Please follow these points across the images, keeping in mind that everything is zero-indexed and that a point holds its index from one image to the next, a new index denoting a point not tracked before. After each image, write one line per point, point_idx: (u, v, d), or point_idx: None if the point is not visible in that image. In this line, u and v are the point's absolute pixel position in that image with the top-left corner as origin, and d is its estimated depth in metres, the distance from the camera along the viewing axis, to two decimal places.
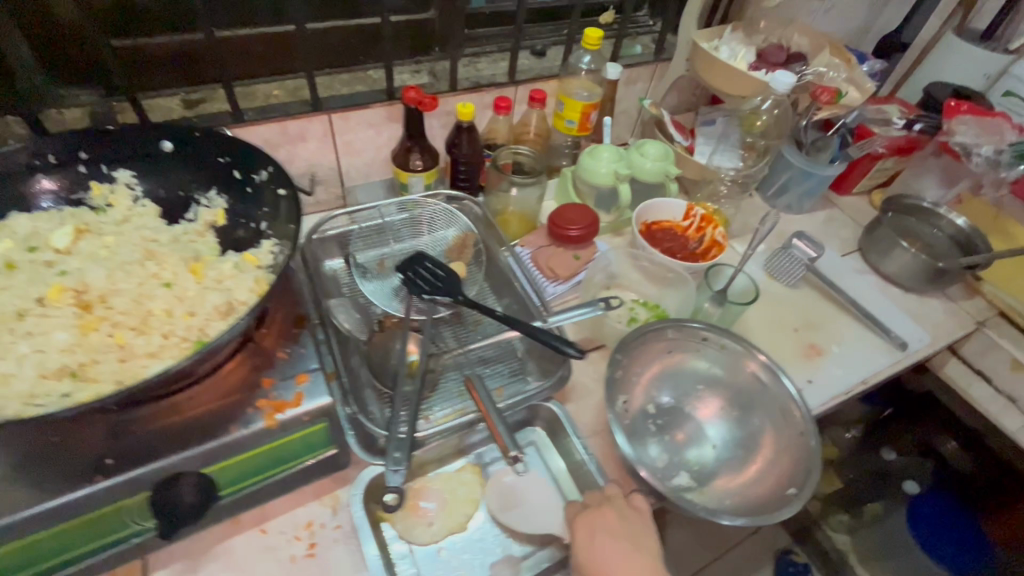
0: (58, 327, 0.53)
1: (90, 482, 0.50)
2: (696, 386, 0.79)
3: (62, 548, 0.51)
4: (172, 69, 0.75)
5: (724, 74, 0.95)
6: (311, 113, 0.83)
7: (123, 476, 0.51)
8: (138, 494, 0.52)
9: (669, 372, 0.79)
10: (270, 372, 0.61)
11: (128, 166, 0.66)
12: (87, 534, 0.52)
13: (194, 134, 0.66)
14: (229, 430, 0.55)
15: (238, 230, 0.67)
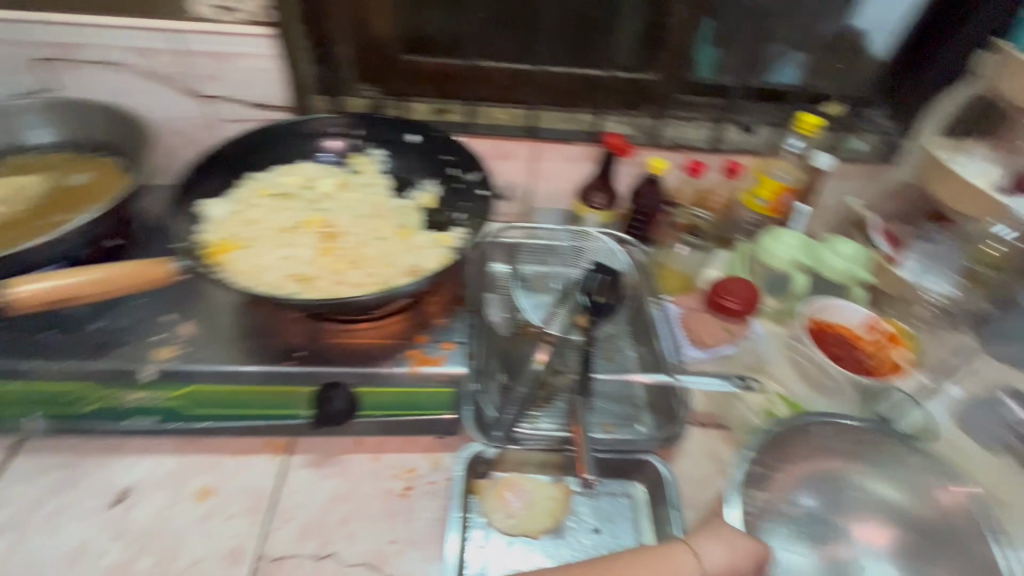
0: (304, 246, 0.68)
1: (287, 363, 0.66)
2: (840, 495, 0.72)
3: (250, 404, 0.67)
4: (435, 84, 0.98)
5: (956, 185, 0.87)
6: (522, 137, 0.98)
7: (306, 367, 0.66)
8: (308, 387, 0.67)
9: (805, 476, 0.72)
10: (427, 331, 0.73)
11: (381, 147, 0.83)
12: (267, 402, 0.67)
13: (434, 134, 0.82)
14: (385, 365, 0.68)
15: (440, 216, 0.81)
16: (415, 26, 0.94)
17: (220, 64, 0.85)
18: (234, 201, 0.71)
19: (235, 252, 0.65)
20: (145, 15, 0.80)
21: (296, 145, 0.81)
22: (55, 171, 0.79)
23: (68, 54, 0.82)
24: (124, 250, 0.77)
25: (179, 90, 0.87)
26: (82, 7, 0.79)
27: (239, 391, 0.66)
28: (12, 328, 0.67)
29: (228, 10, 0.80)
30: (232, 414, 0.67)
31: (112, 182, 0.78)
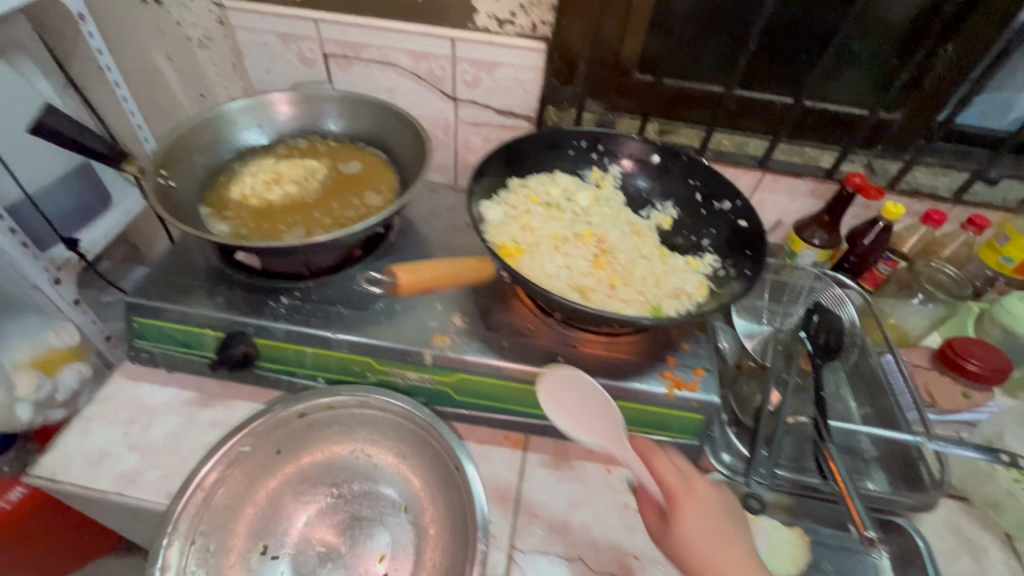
0: (577, 256, 0.71)
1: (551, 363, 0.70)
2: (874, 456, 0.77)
3: (504, 398, 0.72)
4: (659, 104, 0.96)
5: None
6: (755, 168, 0.95)
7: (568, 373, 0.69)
8: None
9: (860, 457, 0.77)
10: (673, 353, 0.73)
11: (622, 163, 0.86)
12: (520, 399, 0.71)
13: (681, 156, 0.83)
14: (639, 381, 0.69)
15: (678, 239, 0.82)
16: (654, 45, 0.91)
17: (482, 72, 0.88)
18: (506, 204, 0.76)
19: (522, 257, 0.69)
20: (425, 22, 0.85)
21: (549, 157, 0.85)
22: (329, 158, 0.86)
23: (351, 51, 0.89)
24: (386, 238, 0.84)
25: (436, 92, 0.92)
26: (375, 11, 0.85)
27: (500, 384, 0.70)
28: (306, 298, 0.73)
29: (502, 23, 0.84)
30: (486, 403, 0.72)
31: (382, 174, 0.85)
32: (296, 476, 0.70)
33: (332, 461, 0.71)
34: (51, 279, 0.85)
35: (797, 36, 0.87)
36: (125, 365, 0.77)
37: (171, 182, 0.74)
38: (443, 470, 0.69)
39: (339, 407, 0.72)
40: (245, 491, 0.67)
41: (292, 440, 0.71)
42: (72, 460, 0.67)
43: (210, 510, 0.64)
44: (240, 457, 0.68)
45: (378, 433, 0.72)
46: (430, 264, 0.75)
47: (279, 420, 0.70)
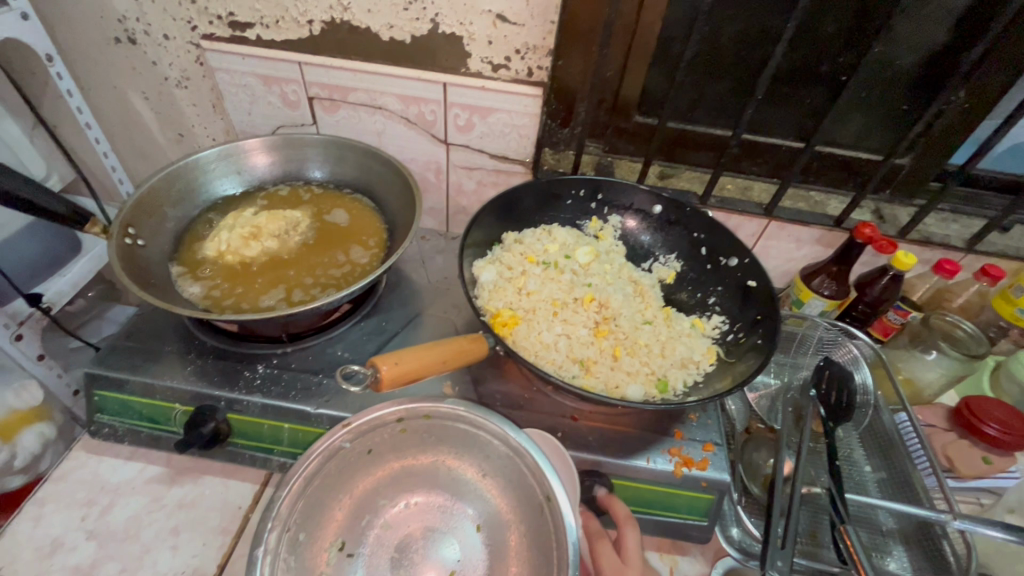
0: (580, 324, 0.69)
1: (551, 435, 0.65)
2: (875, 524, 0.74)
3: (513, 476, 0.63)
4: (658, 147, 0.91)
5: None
6: (761, 216, 0.90)
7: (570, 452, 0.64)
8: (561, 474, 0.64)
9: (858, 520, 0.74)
10: (680, 426, 0.68)
11: (622, 214, 0.82)
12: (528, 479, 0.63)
13: (685, 209, 0.78)
14: (643, 459, 0.64)
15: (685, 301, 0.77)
16: (654, 87, 0.86)
17: (475, 116, 0.84)
18: (500, 264, 0.73)
19: (517, 326, 0.67)
20: (415, 66, 0.80)
21: (544, 210, 0.82)
22: (312, 207, 0.81)
23: (337, 94, 0.84)
24: (372, 294, 0.78)
25: (427, 135, 0.88)
26: (362, 53, 0.80)
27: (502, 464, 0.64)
28: (284, 367, 0.68)
29: (497, 67, 0.79)
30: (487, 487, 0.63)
31: (368, 224, 0.80)
32: (379, 484, 0.62)
33: (418, 472, 0.63)
34: (12, 335, 0.78)
35: (806, 82, 0.82)
36: (86, 437, 0.71)
37: (138, 241, 0.69)
38: (527, 500, 0.60)
39: (435, 417, 0.62)
40: (332, 489, 0.60)
41: (386, 447, 0.63)
42: (21, 552, 0.61)
43: (301, 507, 0.57)
44: (341, 453, 0.60)
45: (465, 450, 0.63)
46: (416, 348, 0.59)
47: (380, 422, 0.61)
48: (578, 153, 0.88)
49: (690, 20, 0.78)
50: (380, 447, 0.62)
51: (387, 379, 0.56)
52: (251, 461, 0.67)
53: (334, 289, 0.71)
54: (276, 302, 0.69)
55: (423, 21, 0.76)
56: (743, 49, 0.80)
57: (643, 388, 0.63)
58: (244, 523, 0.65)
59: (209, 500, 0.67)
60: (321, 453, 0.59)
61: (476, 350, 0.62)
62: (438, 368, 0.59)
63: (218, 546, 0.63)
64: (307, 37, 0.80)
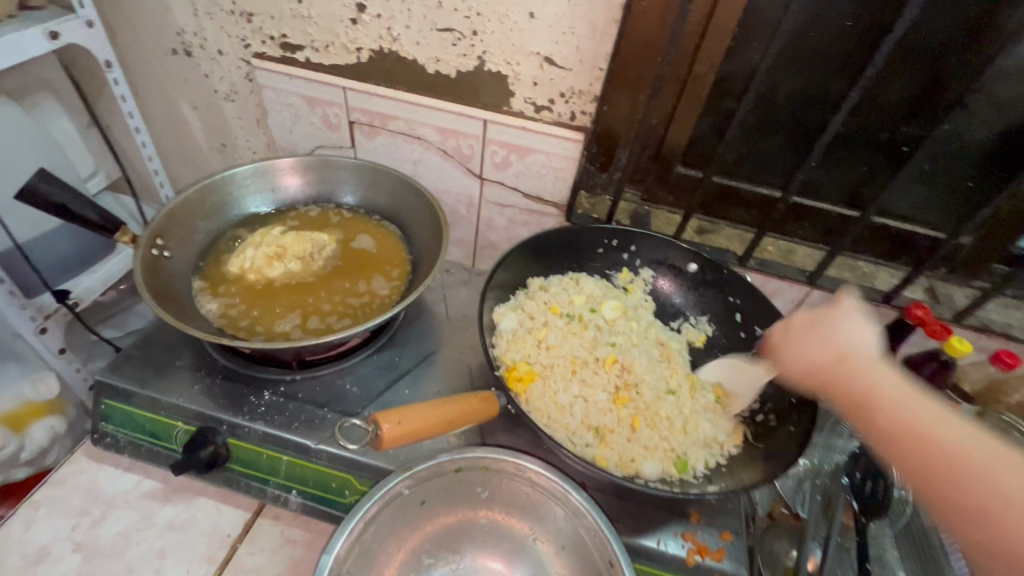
0: (597, 385, 0.65)
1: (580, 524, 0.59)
2: None
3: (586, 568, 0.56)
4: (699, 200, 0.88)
5: (825, 364, 0.51)
6: (802, 283, 0.85)
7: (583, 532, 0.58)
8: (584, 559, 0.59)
9: None
10: (698, 506, 0.63)
11: (655, 269, 0.79)
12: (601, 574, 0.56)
13: (723, 271, 0.74)
14: (653, 540, 0.60)
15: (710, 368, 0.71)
16: (700, 140, 0.83)
17: (513, 155, 0.82)
18: (522, 312, 0.71)
19: (532, 383, 0.64)
20: (458, 100, 0.80)
21: (574, 256, 0.79)
22: (339, 231, 0.80)
23: (378, 121, 0.84)
24: (389, 326, 0.76)
25: (462, 168, 0.86)
26: (406, 83, 0.80)
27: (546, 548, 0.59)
28: (290, 396, 0.66)
29: (539, 108, 0.78)
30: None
31: (393, 254, 0.79)
32: (428, 536, 0.59)
33: (464, 526, 0.60)
34: (37, 328, 0.79)
35: (863, 149, 0.77)
36: (89, 442, 0.70)
37: (165, 253, 0.69)
38: (585, 563, 0.56)
39: (491, 470, 0.59)
40: (383, 539, 0.57)
41: (438, 497, 0.59)
42: (9, 557, 0.60)
43: (354, 558, 0.53)
44: (398, 500, 0.57)
45: (517, 505, 0.60)
46: (422, 406, 0.56)
47: (438, 470, 0.58)
48: (616, 199, 0.85)
49: (744, 76, 0.75)
50: (432, 498, 0.59)
51: (389, 438, 0.53)
52: (246, 490, 0.65)
53: (351, 319, 0.70)
54: (291, 328, 0.68)
55: (470, 57, 0.76)
56: (798, 110, 0.76)
57: (659, 466, 0.59)
58: (231, 553, 0.63)
59: (199, 523, 0.65)
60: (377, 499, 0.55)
61: (483, 409, 0.59)
62: (444, 429, 0.56)
63: (202, 575, 0.61)
64: (354, 64, 0.80)
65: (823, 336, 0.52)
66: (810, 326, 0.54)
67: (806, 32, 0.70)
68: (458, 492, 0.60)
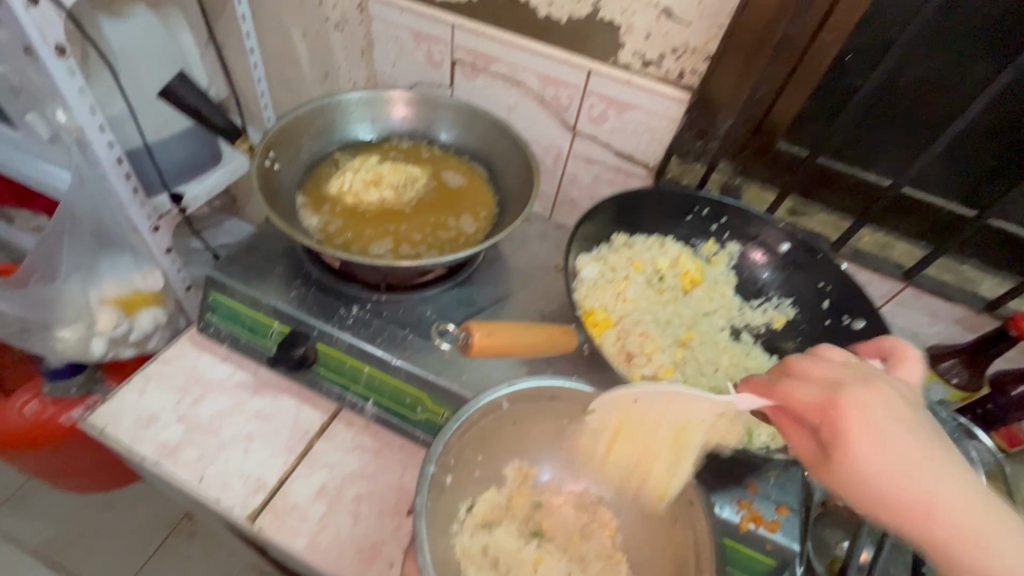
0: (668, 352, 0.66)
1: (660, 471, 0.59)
2: None
3: (657, 536, 0.59)
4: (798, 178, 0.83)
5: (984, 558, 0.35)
6: (897, 280, 0.80)
7: None
8: (649, 508, 0.60)
9: None
10: (757, 478, 0.64)
11: (743, 243, 0.77)
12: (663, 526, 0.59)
13: (817, 254, 0.72)
14: (710, 501, 0.62)
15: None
16: (809, 114, 0.78)
17: (611, 109, 0.81)
18: (604, 263, 0.71)
19: (607, 330, 0.66)
20: (564, 48, 0.79)
21: (661, 220, 0.79)
22: (430, 167, 0.83)
23: (480, 62, 0.85)
24: (468, 264, 0.79)
25: (556, 119, 0.86)
26: (514, 26, 0.80)
27: (619, 485, 0.63)
28: (375, 314, 0.70)
29: (647, 63, 0.76)
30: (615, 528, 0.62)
31: (481, 196, 0.80)
32: (513, 455, 0.64)
33: (543, 446, 0.65)
34: (151, 226, 0.87)
35: (998, 143, 0.71)
36: (193, 330, 0.78)
37: (275, 165, 0.74)
38: (659, 505, 0.59)
39: (584, 403, 0.61)
40: (474, 447, 0.60)
41: (528, 420, 0.63)
42: (123, 417, 0.68)
43: (454, 452, 0.57)
44: (496, 412, 0.60)
45: (598, 448, 0.63)
46: (510, 326, 0.59)
47: (538, 394, 0.61)
48: (709, 169, 0.82)
49: (876, 50, 0.70)
50: (523, 420, 0.63)
51: (478, 345, 0.56)
52: (327, 393, 0.71)
53: (437, 251, 0.73)
54: (384, 252, 0.72)
55: (584, 3, 0.74)
56: (930, 91, 0.70)
57: (726, 434, 0.59)
58: (308, 447, 0.69)
59: (283, 416, 0.71)
60: (479, 402, 0.58)
61: (566, 340, 0.61)
62: (526, 350, 0.58)
63: (282, 461, 0.67)
64: (466, 1, 0.80)
65: (896, 445, 0.38)
66: (862, 425, 0.39)
67: (956, 2, 0.64)
68: (546, 415, 0.63)
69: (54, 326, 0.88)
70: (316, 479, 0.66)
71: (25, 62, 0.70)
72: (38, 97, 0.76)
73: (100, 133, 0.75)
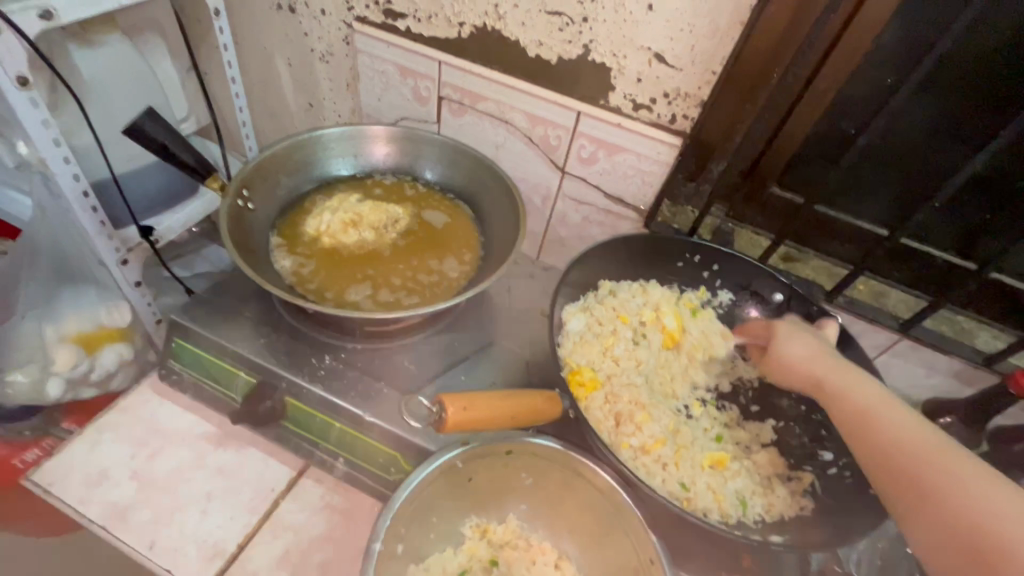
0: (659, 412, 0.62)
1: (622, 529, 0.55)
2: None
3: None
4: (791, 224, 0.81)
5: (952, 464, 0.47)
6: (893, 331, 0.78)
7: (614, 542, 0.56)
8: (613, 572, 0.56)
9: None
10: (751, 548, 0.61)
11: (734, 292, 0.74)
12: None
13: (810, 307, 0.69)
14: (697, 574, 0.59)
15: (792, 438, 0.64)
16: (803, 160, 0.76)
17: (601, 151, 0.79)
18: (591, 315, 0.69)
19: (594, 392, 0.62)
20: (554, 89, 0.77)
21: (650, 266, 0.76)
22: (413, 205, 0.80)
23: (468, 99, 0.83)
24: (450, 309, 0.75)
25: (545, 159, 0.84)
26: (504, 64, 0.78)
27: (578, 539, 0.59)
28: (349, 364, 0.66)
29: (638, 106, 0.74)
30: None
31: (464, 236, 0.77)
32: (469, 510, 0.60)
33: (500, 500, 0.61)
34: (119, 259, 0.82)
35: (991, 196, 0.69)
36: (155, 376, 0.73)
37: (248, 204, 0.70)
38: (621, 565, 0.56)
39: (541, 455, 0.58)
40: (428, 510, 0.56)
41: (484, 475, 0.59)
42: (71, 474, 0.63)
43: (406, 518, 0.53)
44: (450, 472, 0.56)
45: (558, 499, 0.60)
46: (488, 397, 0.55)
47: (493, 448, 0.57)
48: (701, 214, 0.80)
49: (871, 100, 0.69)
50: (477, 478, 0.59)
51: (452, 422, 0.51)
52: (295, 449, 0.66)
53: (418, 297, 0.70)
54: (361, 298, 0.68)
55: (576, 45, 0.73)
56: (923, 144, 0.69)
57: (719, 507, 0.55)
58: (273, 507, 0.64)
59: (248, 471, 0.67)
60: (429, 464, 0.54)
61: (550, 409, 0.57)
62: (506, 423, 0.54)
63: (243, 523, 0.62)
64: (454, 38, 0.79)
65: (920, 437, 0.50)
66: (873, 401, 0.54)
67: (953, 55, 0.62)
68: (500, 468, 0.59)
69: (8, 368, 0.81)
70: (279, 544, 0.61)
71: None
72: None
73: (65, 164, 0.71)
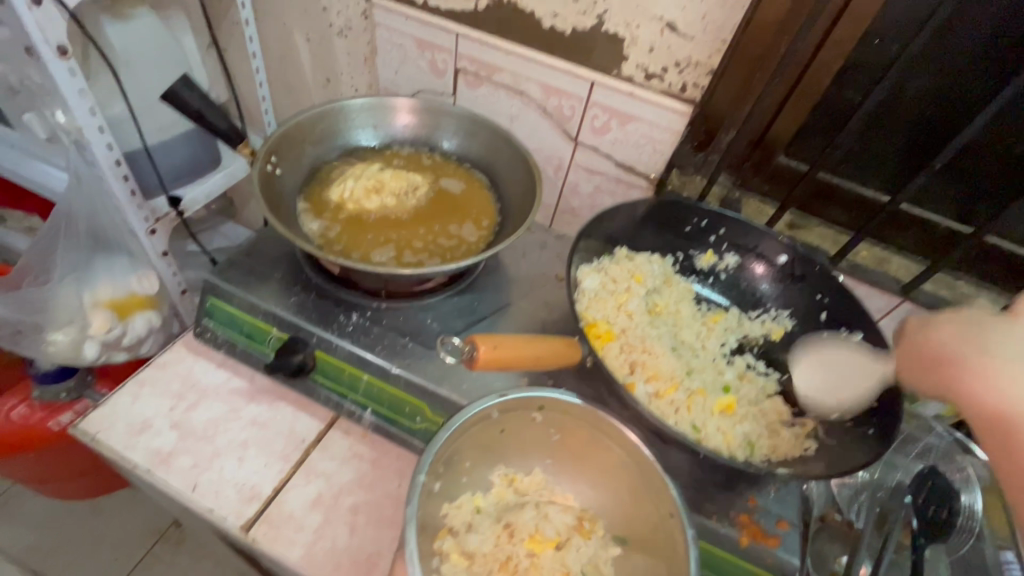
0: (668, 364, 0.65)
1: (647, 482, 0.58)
2: None
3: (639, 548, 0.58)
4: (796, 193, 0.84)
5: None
6: (894, 293, 0.81)
7: (637, 495, 0.59)
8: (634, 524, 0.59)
9: None
10: (756, 492, 0.64)
11: (741, 255, 0.78)
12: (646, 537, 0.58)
13: (814, 266, 0.72)
14: (709, 517, 0.61)
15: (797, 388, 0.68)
16: (809, 128, 0.79)
17: (614, 121, 0.82)
18: (605, 274, 0.72)
19: (609, 342, 0.66)
20: (568, 60, 0.80)
21: (659, 231, 0.79)
22: (431, 174, 0.83)
23: (484, 71, 0.85)
24: (468, 274, 0.78)
25: (559, 130, 0.86)
26: (519, 36, 0.80)
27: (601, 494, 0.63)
28: (375, 321, 0.70)
29: (650, 76, 0.77)
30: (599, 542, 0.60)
31: (482, 203, 0.80)
32: (499, 461, 0.63)
33: (529, 454, 0.64)
34: (148, 229, 0.86)
35: (990, 160, 0.72)
36: (189, 336, 0.77)
37: (276, 170, 0.73)
38: (642, 519, 0.59)
39: (571, 412, 0.61)
40: (461, 455, 0.60)
41: (515, 428, 0.62)
42: (116, 424, 0.67)
43: (443, 460, 0.56)
44: (484, 421, 0.59)
45: (585, 456, 0.63)
46: (516, 339, 0.58)
47: (525, 402, 0.60)
48: (709, 181, 0.83)
49: (876, 67, 0.71)
50: (509, 428, 0.62)
51: (485, 358, 0.55)
52: (324, 401, 0.70)
53: (439, 259, 0.73)
54: (386, 260, 0.72)
55: (590, 15, 0.75)
56: (925, 110, 0.71)
57: (726, 447, 0.59)
58: (305, 456, 0.68)
59: (279, 424, 0.70)
60: (467, 411, 0.57)
61: (571, 353, 0.61)
62: (532, 364, 0.58)
63: (277, 470, 0.66)
64: (471, 10, 0.81)
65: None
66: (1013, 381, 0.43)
67: (956, 21, 0.65)
68: (532, 423, 0.62)
69: (47, 329, 0.86)
70: (312, 488, 0.65)
71: (26, 62, 0.69)
72: (37, 97, 0.75)
73: (99, 133, 0.74)
